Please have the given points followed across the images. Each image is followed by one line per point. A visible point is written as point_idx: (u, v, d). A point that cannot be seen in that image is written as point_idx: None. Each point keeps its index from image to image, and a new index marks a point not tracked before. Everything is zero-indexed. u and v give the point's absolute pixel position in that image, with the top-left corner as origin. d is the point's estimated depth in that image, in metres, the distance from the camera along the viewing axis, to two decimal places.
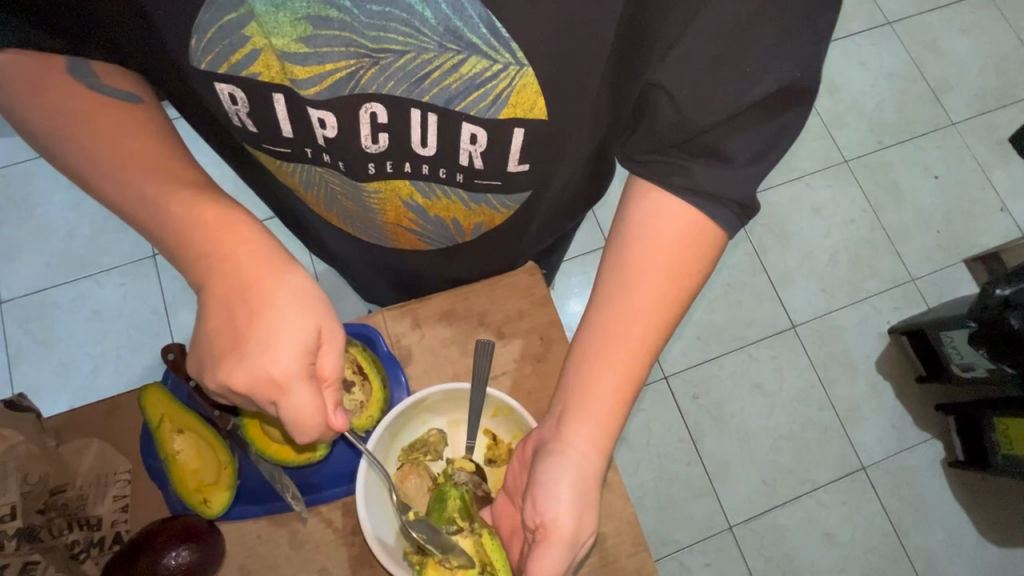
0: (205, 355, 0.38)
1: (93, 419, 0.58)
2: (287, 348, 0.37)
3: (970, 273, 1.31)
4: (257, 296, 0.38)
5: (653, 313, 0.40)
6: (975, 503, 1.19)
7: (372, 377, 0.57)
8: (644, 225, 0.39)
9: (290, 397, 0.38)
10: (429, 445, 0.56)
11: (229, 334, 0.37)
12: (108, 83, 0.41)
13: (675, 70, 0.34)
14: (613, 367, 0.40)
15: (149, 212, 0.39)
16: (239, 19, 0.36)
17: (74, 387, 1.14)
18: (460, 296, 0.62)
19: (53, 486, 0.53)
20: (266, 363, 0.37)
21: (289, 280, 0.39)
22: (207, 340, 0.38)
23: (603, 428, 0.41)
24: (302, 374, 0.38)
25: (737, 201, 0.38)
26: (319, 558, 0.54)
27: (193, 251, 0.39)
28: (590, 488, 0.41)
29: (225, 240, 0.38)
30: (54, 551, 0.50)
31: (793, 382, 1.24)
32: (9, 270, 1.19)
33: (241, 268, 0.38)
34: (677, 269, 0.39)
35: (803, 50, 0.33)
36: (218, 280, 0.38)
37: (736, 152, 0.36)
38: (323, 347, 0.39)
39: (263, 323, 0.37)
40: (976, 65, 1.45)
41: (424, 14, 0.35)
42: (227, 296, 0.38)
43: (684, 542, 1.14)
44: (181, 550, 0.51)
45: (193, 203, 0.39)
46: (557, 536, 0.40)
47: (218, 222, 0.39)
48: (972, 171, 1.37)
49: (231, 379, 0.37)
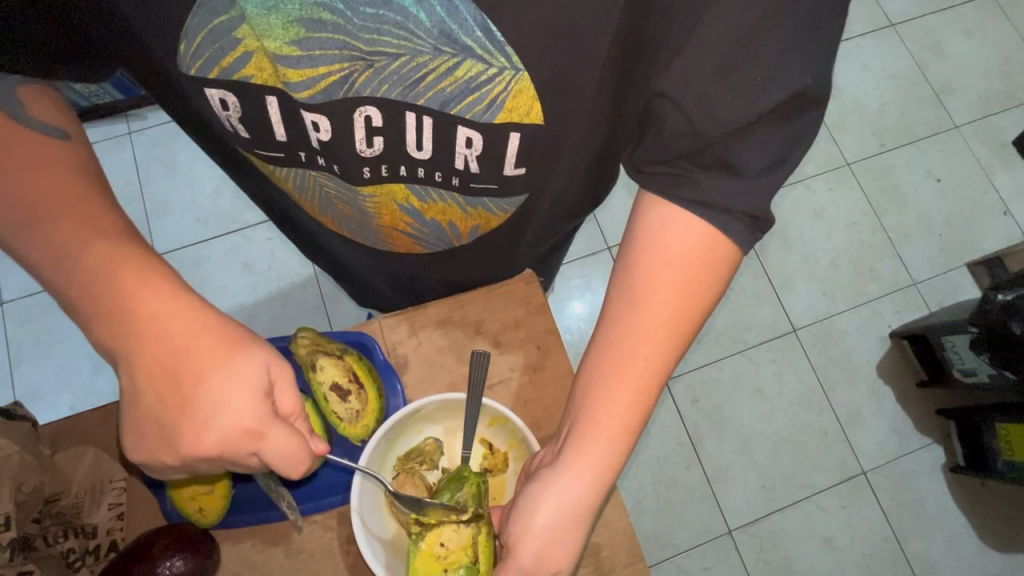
0: (153, 435, 0.37)
1: (89, 427, 0.58)
2: (247, 397, 0.37)
3: (973, 277, 1.30)
4: (194, 357, 0.37)
5: (661, 331, 0.40)
6: (976, 508, 1.19)
7: (368, 385, 0.57)
8: (652, 239, 0.39)
9: (269, 440, 0.38)
10: (424, 454, 0.56)
11: (179, 405, 0.36)
12: (36, 114, 0.39)
13: (677, 78, 0.34)
14: (619, 386, 0.40)
15: (76, 270, 0.37)
16: (230, 21, 0.36)
17: (75, 388, 1.14)
18: (457, 304, 0.62)
19: (48, 495, 0.53)
20: (234, 417, 0.37)
21: (221, 330, 0.39)
22: (155, 418, 0.37)
23: (601, 460, 0.40)
24: (271, 415, 0.38)
25: (745, 211, 0.37)
26: (315, 566, 0.54)
27: (108, 320, 0.37)
28: (570, 527, 0.41)
29: (140, 301, 0.37)
30: (47, 561, 0.51)
31: (793, 386, 1.23)
32: (10, 270, 1.19)
33: (169, 331, 0.37)
34: (688, 290, 0.39)
35: (805, 55, 0.33)
36: (147, 350, 0.37)
37: (746, 162, 0.35)
38: (278, 386, 0.40)
39: (212, 378, 0.37)
40: (980, 67, 1.44)
41: (418, 17, 0.34)
42: (162, 363, 0.37)
43: (682, 545, 1.14)
44: (174, 560, 0.51)
45: (106, 253, 0.38)
46: (517, 562, 0.42)
47: (125, 285, 0.37)
48: (974, 174, 1.37)
49: (202, 445, 0.37)
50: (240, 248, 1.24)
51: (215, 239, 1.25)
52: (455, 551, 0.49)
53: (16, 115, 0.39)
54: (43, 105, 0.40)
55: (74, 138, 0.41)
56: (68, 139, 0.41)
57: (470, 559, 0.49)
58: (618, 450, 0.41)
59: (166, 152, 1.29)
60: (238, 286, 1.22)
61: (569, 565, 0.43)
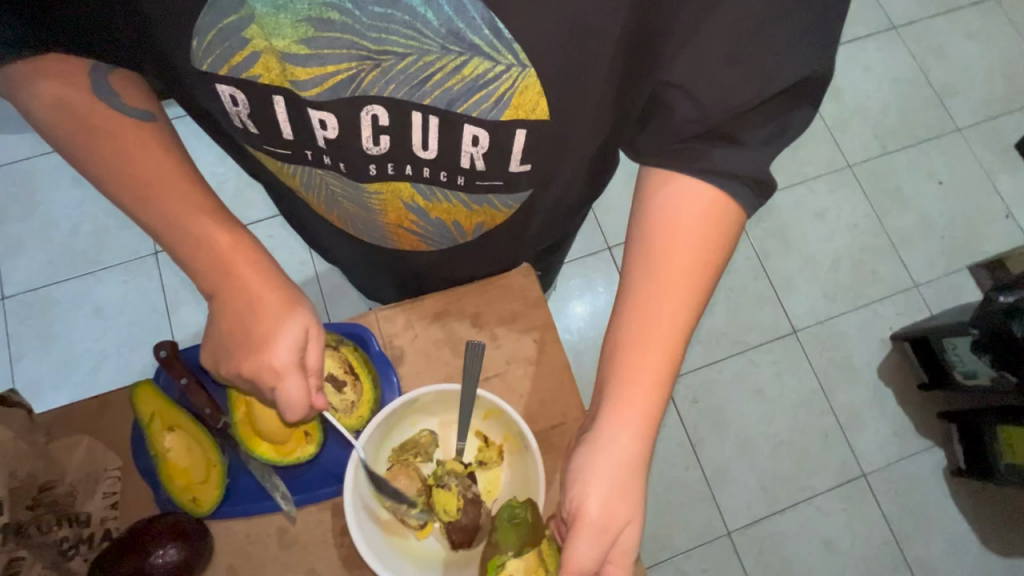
0: (219, 348, 0.46)
1: (84, 415, 0.58)
2: (283, 344, 0.44)
3: (974, 280, 1.29)
4: (255, 300, 0.45)
5: (683, 287, 0.41)
6: (976, 512, 1.18)
7: (363, 375, 0.58)
8: (667, 210, 0.41)
9: (284, 383, 0.45)
10: (419, 446, 0.56)
11: (240, 332, 0.45)
12: (124, 99, 0.43)
13: (688, 68, 0.37)
14: (648, 345, 0.41)
15: (182, 231, 0.44)
16: (239, 21, 0.36)
17: (75, 382, 1.14)
18: (453, 297, 0.62)
19: (43, 482, 0.53)
20: (266, 357, 0.44)
21: (284, 287, 0.46)
22: (220, 334, 0.46)
23: (644, 411, 0.41)
24: (294, 364, 0.45)
25: (753, 176, 0.39)
26: (308, 559, 0.54)
27: (206, 266, 0.45)
28: (627, 480, 0.41)
29: (231, 251, 0.45)
30: (41, 549, 0.50)
31: (794, 387, 1.23)
32: (13, 265, 1.20)
33: (242, 277, 0.45)
34: (704, 250, 0.41)
35: (816, 43, 0.35)
36: (224, 288, 0.45)
37: (749, 134, 0.38)
38: (313, 341, 0.46)
39: (265, 323, 0.45)
40: (982, 70, 1.44)
41: (426, 16, 0.35)
42: (234, 300, 0.45)
43: (681, 546, 1.13)
44: (168, 549, 0.51)
45: (203, 225, 0.44)
46: (584, 523, 0.41)
47: (218, 241, 0.44)
48: (977, 177, 1.36)
49: (241, 367, 0.45)
50: None
51: None
52: None
53: (107, 99, 0.43)
54: (128, 90, 0.44)
55: (157, 118, 0.45)
56: (153, 120, 0.44)
57: None
58: (653, 408, 0.41)
59: None
60: None
61: (636, 515, 0.42)
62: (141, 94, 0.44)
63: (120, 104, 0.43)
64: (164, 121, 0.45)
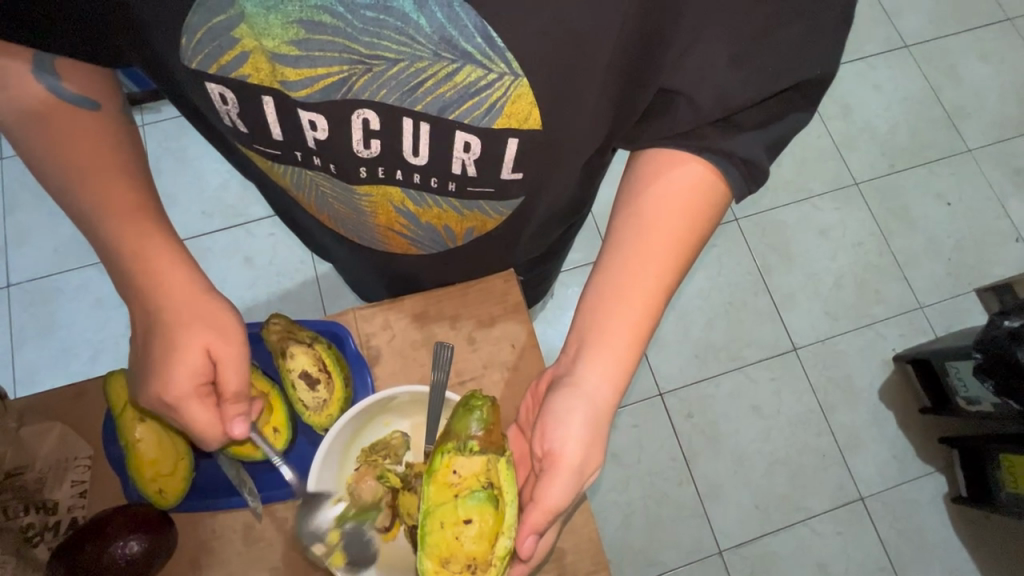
0: (137, 375, 0.48)
1: (58, 402, 0.58)
2: (181, 374, 0.45)
3: (981, 303, 1.27)
4: (161, 329, 0.45)
5: (664, 248, 0.43)
6: (978, 541, 1.15)
7: (336, 373, 0.58)
8: (657, 175, 0.43)
9: (188, 414, 0.45)
10: (390, 448, 0.54)
11: (147, 362, 0.46)
12: (69, 87, 0.44)
13: (692, 73, 0.38)
14: (628, 300, 0.43)
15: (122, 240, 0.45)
16: (229, 21, 0.36)
17: (73, 371, 1.16)
18: (434, 299, 0.63)
19: (11, 468, 0.55)
20: (164, 389, 0.45)
21: (193, 309, 0.46)
22: (137, 362, 0.48)
23: (620, 367, 0.43)
24: (194, 395, 0.45)
25: (741, 156, 0.41)
26: (272, 557, 0.54)
27: (129, 288, 0.46)
28: (601, 427, 0.42)
29: (155, 269, 0.46)
30: (6, 533, 0.53)
31: (792, 405, 1.21)
32: (19, 253, 1.22)
33: (157, 302, 0.45)
34: (689, 218, 0.43)
35: (821, 45, 0.37)
36: (141, 311, 0.46)
37: (745, 118, 0.40)
38: (220, 366, 0.46)
39: (164, 354, 0.45)
40: (995, 92, 1.43)
41: (419, 23, 0.35)
42: (146, 330, 0.46)
43: (670, 563, 1.11)
44: (129, 542, 0.51)
45: (133, 244, 0.45)
46: (560, 466, 0.41)
47: (146, 258, 0.46)
48: (987, 199, 1.34)
49: (149, 397, 0.46)
50: (242, 242, 1.26)
51: (218, 232, 1.26)
52: (466, 478, 0.46)
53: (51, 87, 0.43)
54: (81, 78, 0.44)
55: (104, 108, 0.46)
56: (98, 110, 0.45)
57: (483, 484, 0.45)
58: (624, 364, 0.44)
59: (177, 144, 1.31)
60: (238, 280, 1.23)
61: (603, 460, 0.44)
62: (90, 83, 0.45)
63: (65, 93, 0.44)
64: (111, 110, 0.46)
